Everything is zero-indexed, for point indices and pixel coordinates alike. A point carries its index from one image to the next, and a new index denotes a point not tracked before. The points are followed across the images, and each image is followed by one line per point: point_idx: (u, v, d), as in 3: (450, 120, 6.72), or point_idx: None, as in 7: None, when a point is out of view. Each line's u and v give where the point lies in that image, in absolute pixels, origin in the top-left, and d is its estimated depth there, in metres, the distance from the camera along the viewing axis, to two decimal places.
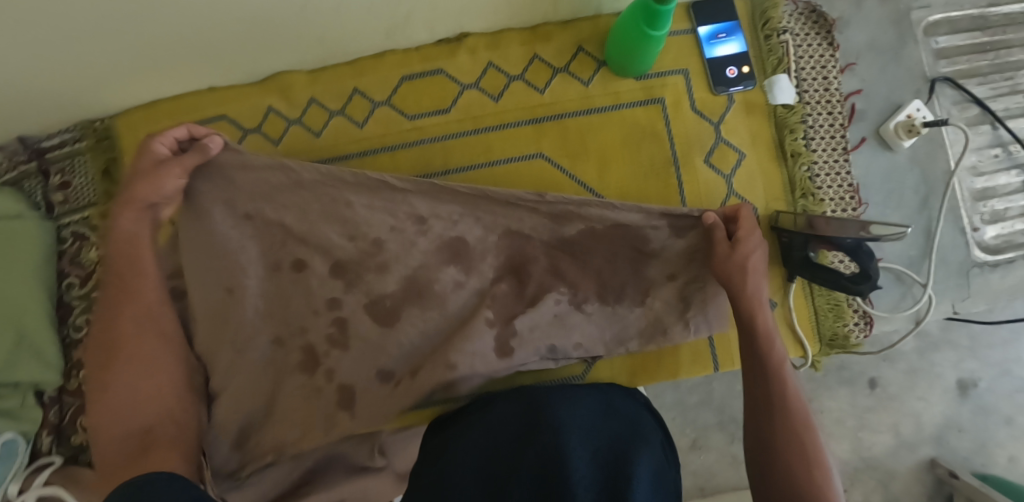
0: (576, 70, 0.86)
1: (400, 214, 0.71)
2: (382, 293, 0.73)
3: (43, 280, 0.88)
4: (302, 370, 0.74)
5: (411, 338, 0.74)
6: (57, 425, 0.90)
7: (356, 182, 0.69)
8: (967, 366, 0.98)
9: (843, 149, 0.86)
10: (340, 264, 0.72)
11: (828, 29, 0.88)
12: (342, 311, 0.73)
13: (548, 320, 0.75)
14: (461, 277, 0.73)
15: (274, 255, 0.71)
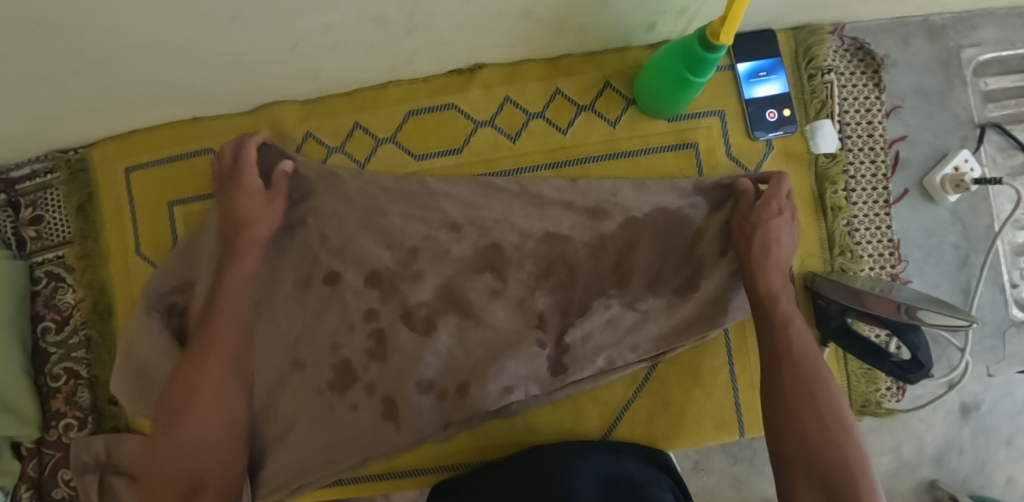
0: (602, 108, 0.78)
1: (434, 219, 0.76)
2: (417, 301, 0.75)
3: (16, 326, 0.80)
4: (335, 387, 0.76)
5: (448, 347, 0.75)
6: (37, 479, 0.83)
7: (394, 187, 0.76)
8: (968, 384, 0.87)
9: (885, 201, 0.80)
10: (375, 274, 0.76)
11: (875, 69, 0.81)
12: (378, 323, 0.75)
13: (601, 326, 0.75)
14: (495, 285, 0.75)
15: (309, 270, 0.77)
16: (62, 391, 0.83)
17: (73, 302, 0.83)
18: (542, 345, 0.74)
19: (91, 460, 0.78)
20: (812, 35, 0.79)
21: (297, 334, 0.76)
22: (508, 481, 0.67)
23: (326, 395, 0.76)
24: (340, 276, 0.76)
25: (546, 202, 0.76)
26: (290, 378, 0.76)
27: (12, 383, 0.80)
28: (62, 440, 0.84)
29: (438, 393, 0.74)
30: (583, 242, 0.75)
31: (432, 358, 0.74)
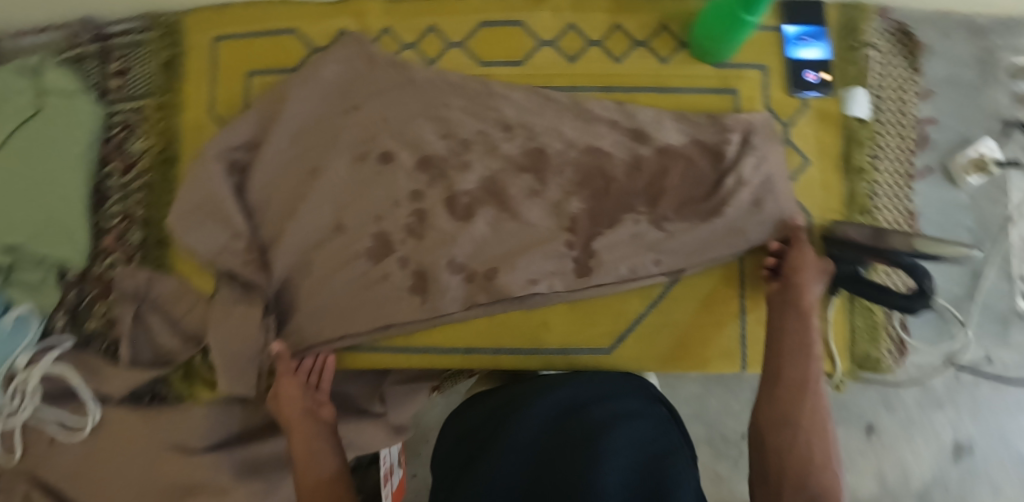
0: (657, 46, 0.85)
1: (489, 118, 0.82)
2: (462, 189, 0.81)
3: (87, 161, 0.87)
4: (372, 256, 0.80)
5: (482, 234, 0.80)
6: (73, 309, 0.88)
7: (459, 84, 0.84)
8: (965, 426, 0.92)
9: (907, 174, 0.86)
10: (427, 159, 0.81)
11: (913, 53, 0.87)
12: (422, 202, 0.81)
13: (627, 240, 0.79)
14: (535, 185, 0.80)
15: (365, 147, 0.82)
16: (114, 230, 0.89)
17: (142, 149, 0.89)
18: (570, 247, 0.79)
19: (131, 290, 0.85)
20: (858, 11, 0.85)
21: (343, 201, 0.82)
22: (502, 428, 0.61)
23: (362, 262, 0.81)
24: (393, 157, 0.82)
25: (593, 119, 0.82)
26: (331, 241, 0.81)
27: (72, 210, 0.85)
28: (104, 276, 0.88)
29: (466, 274, 0.79)
30: (622, 159, 0.80)
31: (464, 241, 0.79)
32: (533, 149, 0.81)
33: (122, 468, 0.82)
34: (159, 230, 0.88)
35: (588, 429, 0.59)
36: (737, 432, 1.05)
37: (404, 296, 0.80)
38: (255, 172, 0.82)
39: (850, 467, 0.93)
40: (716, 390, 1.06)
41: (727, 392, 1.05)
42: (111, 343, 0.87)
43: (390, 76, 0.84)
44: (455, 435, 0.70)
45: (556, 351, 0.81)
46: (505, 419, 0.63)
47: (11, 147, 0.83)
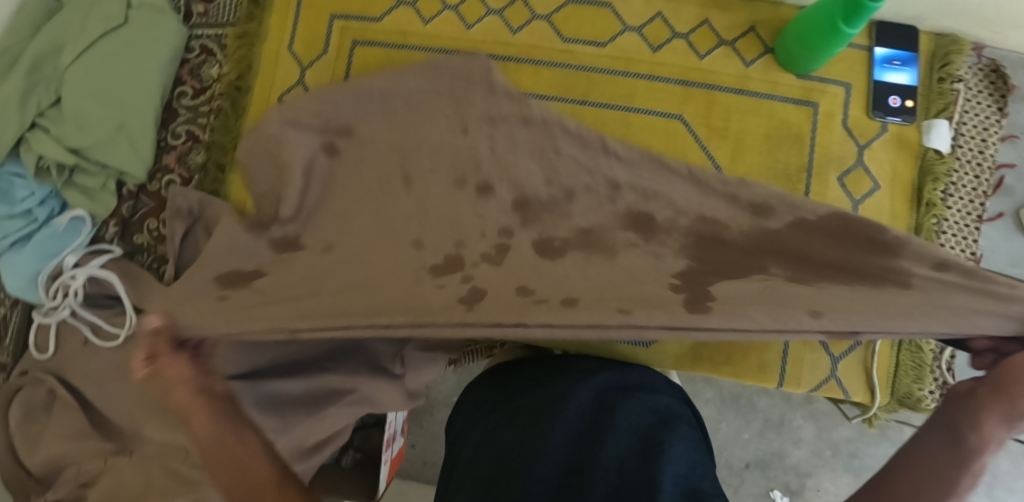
0: (742, 47, 0.83)
1: (596, 176, 0.74)
2: (554, 233, 0.72)
3: (162, 79, 0.89)
4: (436, 270, 0.71)
5: (569, 270, 0.68)
6: (126, 219, 0.90)
7: (575, 130, 0.75)
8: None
9: (978, 216, 0.83)
10: (524, 201, 0.74)
11: (1004, 94, 0.84)
12: (509, 240, 0.72)
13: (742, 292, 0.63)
14: (636, 239, 0.70)
15: (466, 172, 0.75)
16: (177, 150, 0.91)
17: (216, 76, 0.92)
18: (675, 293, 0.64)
19: (184, 208, 0.83)
20: (955, 43, 0.83)
21: (420, 199, 0.75)
22: (546, 399, 0.60)
23: (422, 274, 0.71)
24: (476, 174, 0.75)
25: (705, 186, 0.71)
26: None
27: (142, 123, 0.87)
28: (160, 193, 0.91)
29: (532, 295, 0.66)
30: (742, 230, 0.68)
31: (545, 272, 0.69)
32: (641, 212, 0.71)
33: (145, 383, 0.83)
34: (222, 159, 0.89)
35: (637, 417, 0.57)
36: (742, 462, 1.02)
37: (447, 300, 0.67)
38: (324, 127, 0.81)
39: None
40: (729, 416, 1.03)
41: (740, 419, 1.03)
42: (156, 259, 0.90)
43: (501, 94, 0.78)
44: (478, 396, 0.69)
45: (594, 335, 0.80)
46: (546, 393, 0.61)
47: (97, 51, 0.85)
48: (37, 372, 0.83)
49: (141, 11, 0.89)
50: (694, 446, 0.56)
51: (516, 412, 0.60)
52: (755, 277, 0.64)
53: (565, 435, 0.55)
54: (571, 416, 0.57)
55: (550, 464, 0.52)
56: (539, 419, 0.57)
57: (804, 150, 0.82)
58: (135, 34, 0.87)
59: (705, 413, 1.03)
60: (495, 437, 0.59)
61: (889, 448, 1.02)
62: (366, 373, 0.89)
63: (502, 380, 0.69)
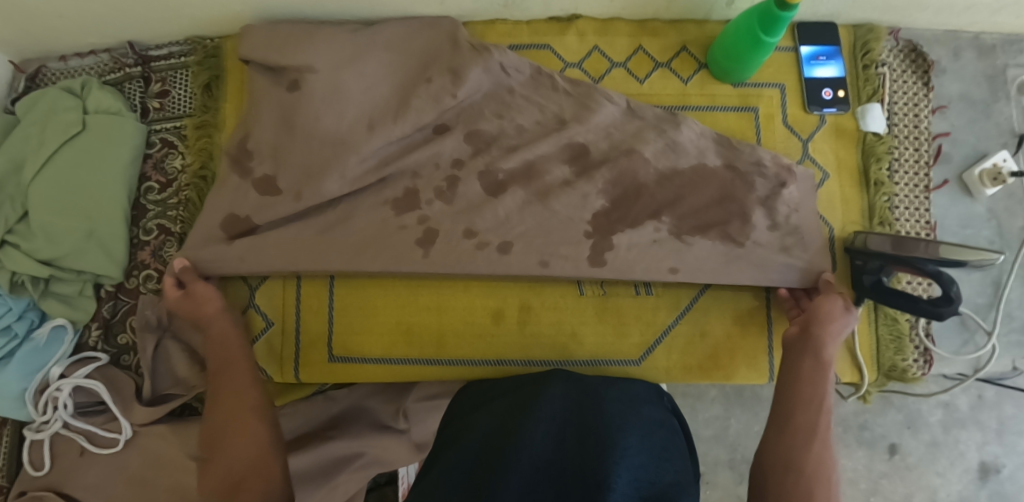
0: (677, 67, 0.88)
1: (545, 111, 0.84)
2: (499, 167, 0.81)
3: (127, 177, 0.91)
4: (396, 206, 0.80)
5: (509, 211, 0.80)
6: (107, 321, 0.90)
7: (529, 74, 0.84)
8: (990, 448, 1.01)
9: (924, 187, 0.87)
10: (476, 133, 0.82)
11: (925, 70, 0.89)
12: (459, 171, 0.81)
13: (646, 243, 0.79)
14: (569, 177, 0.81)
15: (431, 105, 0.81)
16: (150, 244, 0.91)
17: (179, 167, 0.93)
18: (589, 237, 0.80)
19: (153, 319, 0.86)
20: (871, 32, 0.88)
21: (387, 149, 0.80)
22: (527, 397, 0.66)
23: (384, 210, 0.80)
24: (416, 205, 0.80)
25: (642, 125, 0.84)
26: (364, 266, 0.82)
27: (111, 225, 0.88)
28: (139, 289, 0.91)
29: (478, 242, 0.79)
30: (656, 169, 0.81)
31: (489, 215, 0.80)
32: (578, 145, 0.82)
33: (152, 483, 0.84)
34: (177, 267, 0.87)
35: (610, 420, 0.62)
36: None
37: (409, 246, 0.79)
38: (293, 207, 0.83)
39: (876, 489, 1.02)
40: (737, 411, 1.05)
41: (747, 413, 1.05)
42: None
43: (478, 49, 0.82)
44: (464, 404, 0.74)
45: (584, 361, 0.82)
46: (526, 399, 0.65)
47: (58, 162, 0.87)
48: (35, 490, 0.83)
49: (97, 116, 0.91)
50: (660, 460, 0.61)
51: (498, 414, 0.65)
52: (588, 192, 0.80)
53: (540, 435, 0.59)
54: (547, 417, 0.61)
55: (525, 448, 0.58)
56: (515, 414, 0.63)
57: None
58: (95, 141, 0.89)
59: (713, 413, 1.06)
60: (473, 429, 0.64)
61: (897, 415, 1.03)
62: (371, 433, 0.89)
63: (488, 386, 0.74)
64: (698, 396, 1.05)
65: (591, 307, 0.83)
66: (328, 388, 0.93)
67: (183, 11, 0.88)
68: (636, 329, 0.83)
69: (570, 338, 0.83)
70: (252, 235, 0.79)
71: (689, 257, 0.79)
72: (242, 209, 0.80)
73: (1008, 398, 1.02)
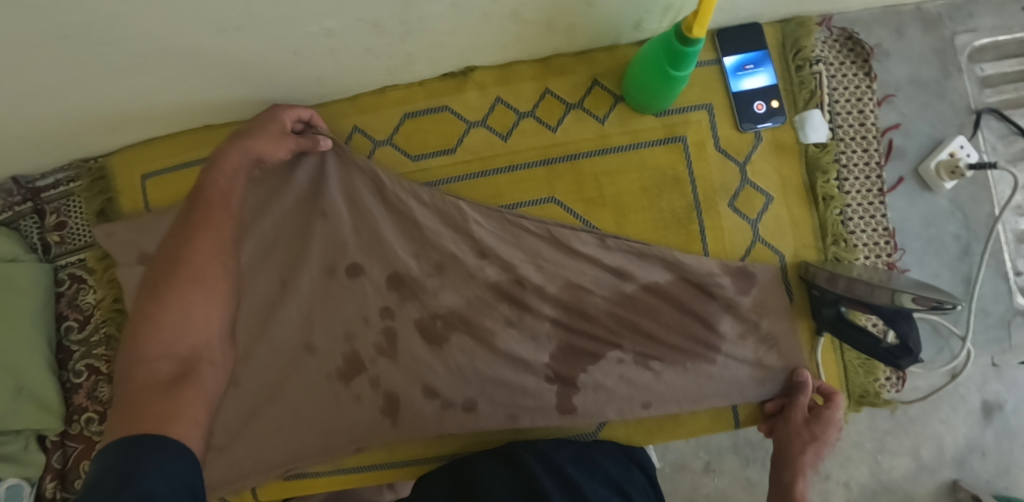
0: (591, 105, 0.80)
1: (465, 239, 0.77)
2: (435, 311, 0.76)
3: (42, 324, 0.86)
4: (341, 376, 0.76)
5: (460, 363, 0.75)
6: (60, 470, 0.89)
7: (432, 203, 0.77)
8: (993, 385, 0.84)
9: (878, 190, 0.80)
10: (397, 277, 0.76)
11: (865, 59, 0.81)
12: (391, 320, 0.76)
13: (614, 382, 0.75)
14: (513, 316, 0.76)
15: (333, 259, 0.77)
16: (84, 387, 0.88)
17: (94, 302, 0.88)
18: (552, 381, 0.75)
19: None
20: (800, 27, 0.79)
21: (313, 318, 0.76)
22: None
23: (332, 384, 0.76)
24: (363, 367, 0.76)
25: (577, 253, 0.77)
26: (298, 363, 0.76)
27: (39, 379, 0.85)
28: (83, 433, 0.88)
29: (443, 402, 0.75)
30: (618, 271, 0.76)
31: (444, 372, 0.75)
32: (510, 286, 0.76)
33: None
34: None
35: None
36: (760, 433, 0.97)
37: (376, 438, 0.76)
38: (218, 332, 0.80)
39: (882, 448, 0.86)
40: None
41: None
42: None
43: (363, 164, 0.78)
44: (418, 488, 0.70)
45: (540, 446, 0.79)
46: None
47: None
48: None
49: None
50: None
51: None
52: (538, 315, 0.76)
53: None
54: None
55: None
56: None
57: (686, 190, 0.79)
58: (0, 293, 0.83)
59: None
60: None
61: None
62: None
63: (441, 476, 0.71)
64: None
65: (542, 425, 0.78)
66: None
67: (52, 138, 0.81)
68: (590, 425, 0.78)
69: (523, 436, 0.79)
70: None
71: (660, 388, 0.75)
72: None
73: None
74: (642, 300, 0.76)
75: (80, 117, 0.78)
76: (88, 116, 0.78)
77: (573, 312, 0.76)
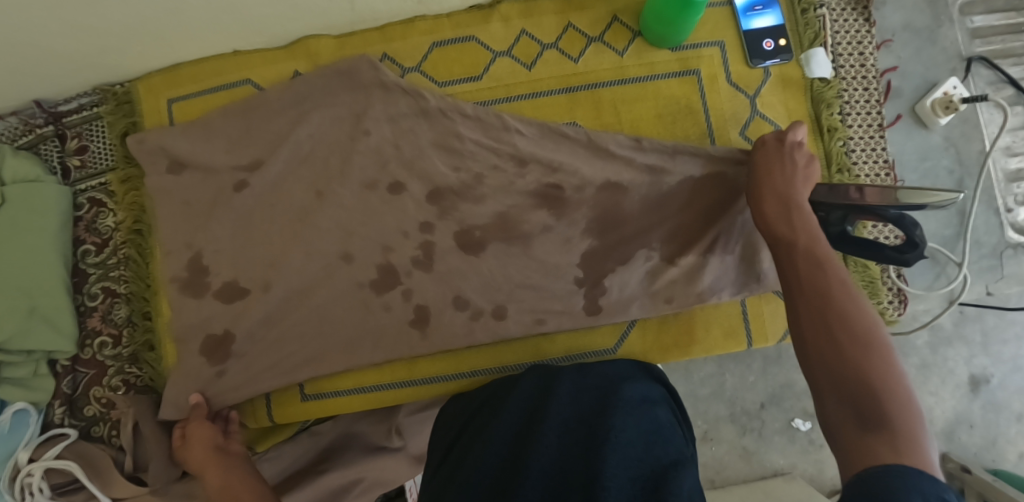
0: (611, 39, 0.84)
1: (501, 151, 0.81)
2: (467, 221, 0.80)
3: (61, 245, 0.86)
4: (375, 287, 0.80)
5: (490, 269, 0.80)
6: (70, 396, 0.87)
7: (473, 116, 0.82)
8: (977, 361, 0.93)
9: (879, 125, 0.85)
10: (431, 188, 0.81)
11: (864, 5, 0.87)
12: (431, 236, 0.80)
13: (636, 294, 0.79)
14: (544, 223, 0.80)
15: (371, 170, 0.81)
16: (98, 310, 0.88)
17: (113, 225, 0.89)
18: (580, 284, 0.79)
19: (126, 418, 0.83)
20: None
21: (352, 228, 0.81)
22: (503, 399, 0.68)
23: (364, 290, 0.80)
24: (392, 272, 0.80)
25: (601, 170, 0.80)
26: (333, 267, 0.81)
27: (56, 301, 0.84)
28: (96, 359, 0.88)
29: (468, 306, 0.79)
30: (638, 190, 0.80)
31: (475, 279, 0.80)
32: (539, 205, 0.80)
33: None
34: (148, 358, 0.86)
35: (594, 402, 0.63)
36: (756, 403, 1.02)
37: (405, 348, 0.80)
38: (248, 248, 0.82)
39: None
40: (729, 366, 1.03)
41: (740, 365, 1.03)
42: (114, 424, 0.87)
43: (398, 89, 0.82)
44: (461, 413, 0.71)
45: (559, 359, 0.82)
46: (513, 411, 0.64)
47: None
48: None
49: (16, 185, 0.84)
50: (651, 437, 0.59)
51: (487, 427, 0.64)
52: (564, 230, 0.80)
53: (547, 454, 0.57)
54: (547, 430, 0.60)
55: (534, 455, 0.57)
56: (490, 421, 0.64)
57: (699, 120, 0.83)
58: (16, 214, 0.83)
59: (706, 371, 1.03)
60: (461, 452, 0.64)
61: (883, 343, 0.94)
62: (366, 457, 0.85)
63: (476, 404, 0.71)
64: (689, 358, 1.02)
65: (563, 337, 0.81)
66: (312, 424, 0.88)
67: (83, 60, 0.82)
68: (606, 338, 0.81)
69: (542, 348, 0.81)
70: (235, 318, 0.81)
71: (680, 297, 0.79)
72: (217, 328, 0.81)
73: (988, 310, 0.92)
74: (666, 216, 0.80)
75: (112, 39, 0.79)
76: (124, 38, 0.79)
77: (598, 228, 0.80)
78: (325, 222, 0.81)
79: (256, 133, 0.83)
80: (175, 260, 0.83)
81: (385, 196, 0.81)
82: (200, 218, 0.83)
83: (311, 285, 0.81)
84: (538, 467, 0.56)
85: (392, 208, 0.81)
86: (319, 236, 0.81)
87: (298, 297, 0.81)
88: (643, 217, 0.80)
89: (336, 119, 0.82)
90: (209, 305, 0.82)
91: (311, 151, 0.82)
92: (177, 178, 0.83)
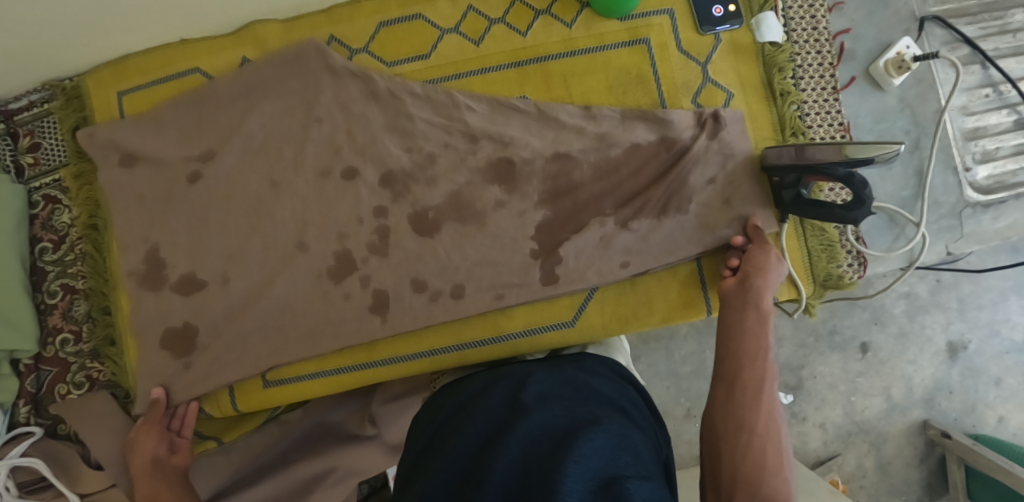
0: (559, 11, 0.83)
1: (452, 129, 0.80)
2: (422, 201, 0.80)
3: (17, 243, 0.85)
4: (334, 275, 0.80)
5: (447, 249, 0.79)
6: (35, 396, 0.87)
7: (423, 95, 0.81)
8: (955, 328, 0.95)
9: (833, 88, 0.85)
10: (383, 168, 0.80)
11: None
12: (386, 220, 0.80)
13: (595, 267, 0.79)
14: (499, 199, 0.80)
15: (323, 154, 0.81)
16: (58, 307, 0.88)
17: (69, 221, 0.89)
18: (536, 257, 0.79)
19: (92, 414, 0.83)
20: None
21: (309, 214, 0.80)
22: (465, 408, 0.58)
23: (321, 275, 0.80)
24: (349, 255, 0.80)
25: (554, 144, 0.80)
26: (289, 253, 0.80)
27: (13, 299, 0.83)
28: (59, 356, 0.87)
29: (426, 285, 0.79)
30: (590, 164, 0.80)
31: (433, 261, 0.79)
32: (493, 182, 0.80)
33: None
34: (110, 353, 0.86)
35: (561, 404, 0.54)
36: None
37: (365, 332, 0.79)
38: (204, 238, 0.81)
39: (855, 389, 0.96)
40: (709, 341, 1.02)
41: None
42: None
43: (345, 71, 0.81)
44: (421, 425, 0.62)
45: (518, 334, 0.81)
46: (473, 416, 0.56)
47: None
48: None
49: None
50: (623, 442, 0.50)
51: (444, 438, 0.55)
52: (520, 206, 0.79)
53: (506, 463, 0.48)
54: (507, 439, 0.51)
55: (493, 466, 0.48)
56: (453, 429, 0.55)
57: (651, 89, 0.83)
58: None
59: (687, 350, 1.02)
60: (414, 472, 0.54)
61: (863, 314, 0.95)
62: (337, 447, 0.84)
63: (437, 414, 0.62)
64: (670, 336, 1.02)
65: (521, 312, 0.81)
66: (279, 413, 0.87)
67: (27, 56, 0.81)
68: (564, 310, 0.81)
69: (500, 324, 0.81)
70: (194, 309, 0.81)
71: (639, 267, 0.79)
72: (177, 320, 0.81)
73: (963, 277, 0.95)
74: (621, 188, 0.79)
75: (53, 32, 0.78)
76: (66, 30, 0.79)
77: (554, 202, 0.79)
78: (281, 208, 0.81)
79: (206, 121, 0.82)
80: (133, 254, 0.82)
81: (339, 180, 0.81)
82: (155, 211, 0.82)
83: (269, 272, 0.80)
84: (497, 482, 0.46)
85: (347, 192, 0.80)
86: (275, 223, 0.81)
87: (257, 285, 0.81)
88: (598, 190, 0.79)
89: (286, 104, 0.82)
90: (167, 298, 0.81)
91: (263, 137, 0.82)
92: (130, 171, 0.83)
